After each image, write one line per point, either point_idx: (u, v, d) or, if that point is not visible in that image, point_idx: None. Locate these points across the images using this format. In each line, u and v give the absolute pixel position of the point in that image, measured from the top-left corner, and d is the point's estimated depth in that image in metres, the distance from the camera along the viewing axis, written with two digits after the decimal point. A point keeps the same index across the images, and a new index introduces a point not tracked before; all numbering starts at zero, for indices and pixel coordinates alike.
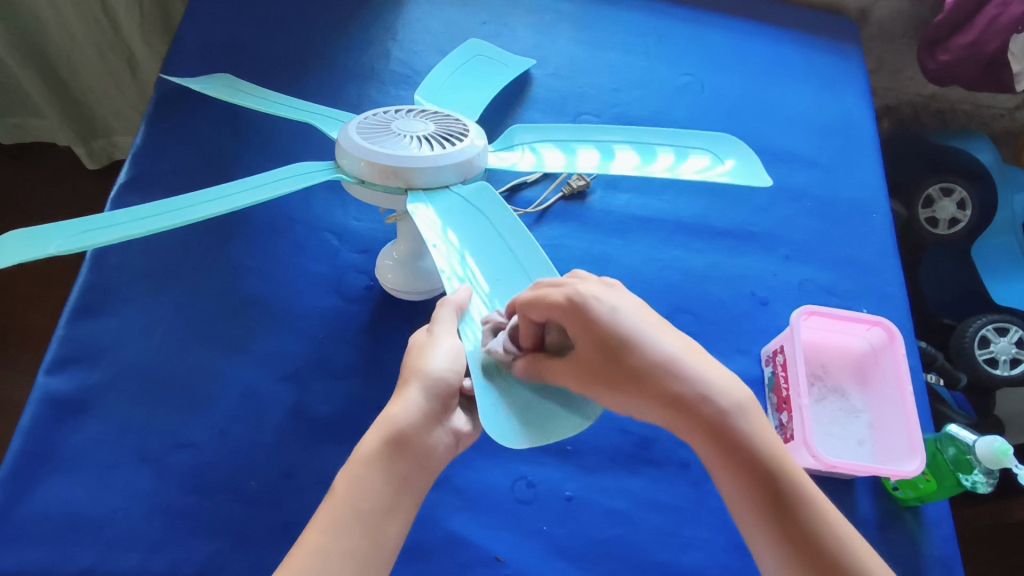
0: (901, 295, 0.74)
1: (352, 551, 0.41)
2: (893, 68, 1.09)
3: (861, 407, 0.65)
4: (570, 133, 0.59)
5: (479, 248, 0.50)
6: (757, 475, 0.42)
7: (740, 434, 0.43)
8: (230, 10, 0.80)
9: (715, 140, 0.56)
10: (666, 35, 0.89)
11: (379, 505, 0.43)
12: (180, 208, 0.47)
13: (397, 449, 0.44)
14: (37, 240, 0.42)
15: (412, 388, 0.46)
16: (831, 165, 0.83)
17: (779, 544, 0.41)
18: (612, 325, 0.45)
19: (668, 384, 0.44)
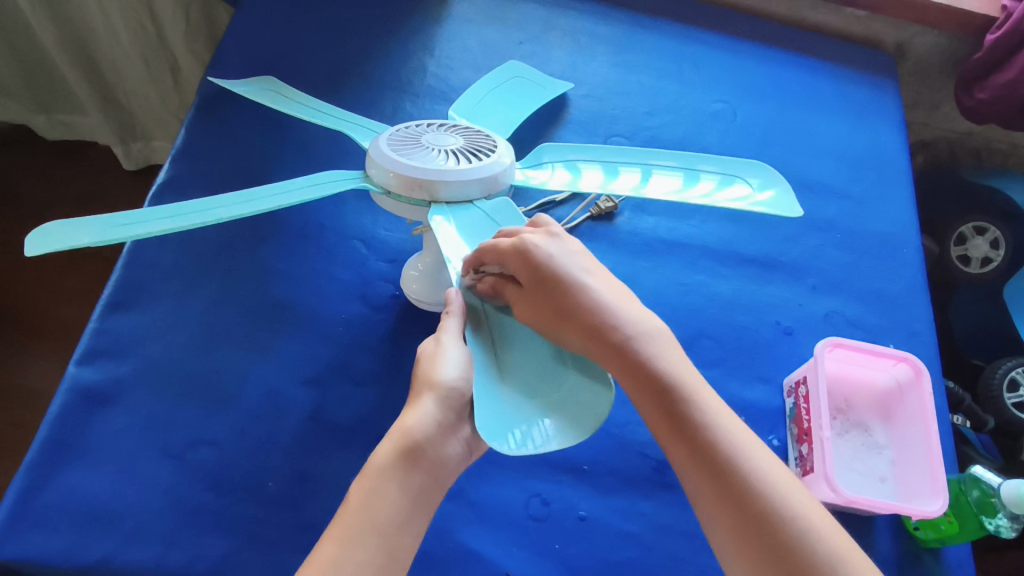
0: (929, 332, 0.73)
1: (368, 560, 0.42)
2: (929, 103, 1.09)
3: (885, 443, 0.64)
4: (606, 154, 0.60)
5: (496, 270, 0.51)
6: (667, 401, 0.45)
7: (643, 360, 0.46)
8: (273, 21, 0.82)
9: (749, 169, 0.57)
10: (700, 62, 0.90)
11: (394, 517, 0.43)
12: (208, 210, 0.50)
13: (412, 460, 0.45)
14: (70, 230, 0.45)
15: (426, 399, 0.46)
16: (861, 198, 0.82)
17: (691, 457, 0.44)
18: (549, 262, 0.49)
19: (591, 313, 0.47)
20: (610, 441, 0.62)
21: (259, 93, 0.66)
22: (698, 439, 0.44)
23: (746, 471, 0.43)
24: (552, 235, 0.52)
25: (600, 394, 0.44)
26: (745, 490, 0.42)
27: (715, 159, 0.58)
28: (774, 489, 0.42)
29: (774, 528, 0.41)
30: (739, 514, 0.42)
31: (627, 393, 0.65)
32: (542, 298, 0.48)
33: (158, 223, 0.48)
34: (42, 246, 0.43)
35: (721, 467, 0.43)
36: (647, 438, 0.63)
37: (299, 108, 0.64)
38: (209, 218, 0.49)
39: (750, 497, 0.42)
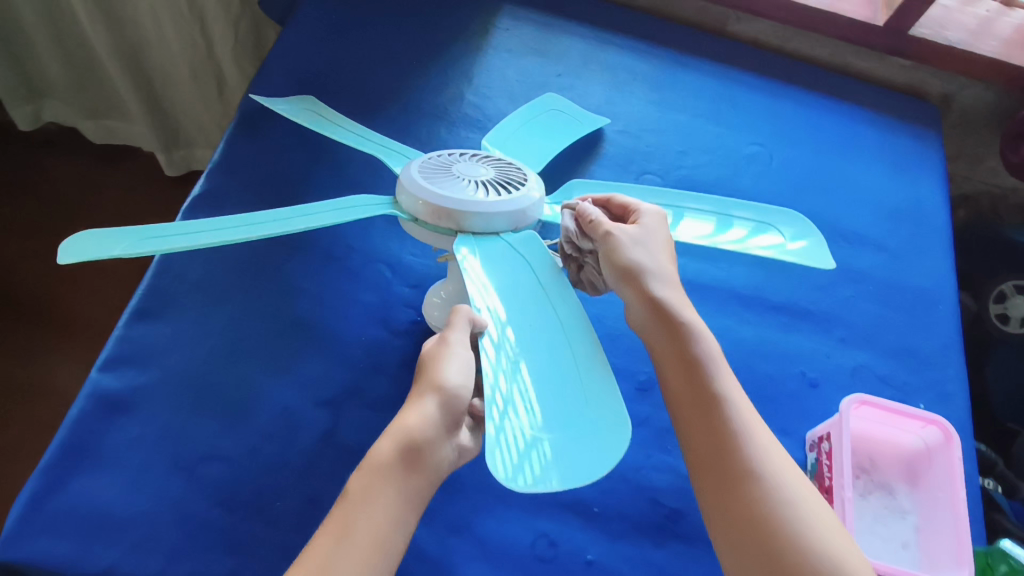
0: (961, 395, 0.71)
1: (361, 558, 0.41)
2: (973, 157, 1.06)
3: (909, 508, 0.62)
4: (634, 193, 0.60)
5: (521, 306, 0.50)
6: (690, 359, 0.49)
7: (680, 317, 0.50)
8: (316, 42, 0.83)
9: (780, 217, 0.57)
10: (739, 103, 0.89)
11: (389, 516, 0.42)
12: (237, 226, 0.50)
13: (409, 461, 0.44)
14: (103, 242, 0.46)
15: (428, 399, 0.45)
16: (898, 251, 0.80)
17: (694, 400, 0.48)
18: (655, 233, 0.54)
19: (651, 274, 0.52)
20: (623, 483, 0.61)
21: (298, 113, 0.66)
22: (710, 395, 0.48)
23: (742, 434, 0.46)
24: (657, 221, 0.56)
25: (614, 444, 0.42)
26: (726, 432, 0.46)
27: (746, 203, 0.58)
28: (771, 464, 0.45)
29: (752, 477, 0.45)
30: (712, 439, 0.46)
31: (644, 436, 0.64)
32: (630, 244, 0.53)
33: (187, 237, 0.48)
34: (76, 255, 0.44)
35: (711, 409, 0.47)
36: (661, 484, 0.61)
37: (336, 132, 0.65)
38: (238, 235, 0.49)
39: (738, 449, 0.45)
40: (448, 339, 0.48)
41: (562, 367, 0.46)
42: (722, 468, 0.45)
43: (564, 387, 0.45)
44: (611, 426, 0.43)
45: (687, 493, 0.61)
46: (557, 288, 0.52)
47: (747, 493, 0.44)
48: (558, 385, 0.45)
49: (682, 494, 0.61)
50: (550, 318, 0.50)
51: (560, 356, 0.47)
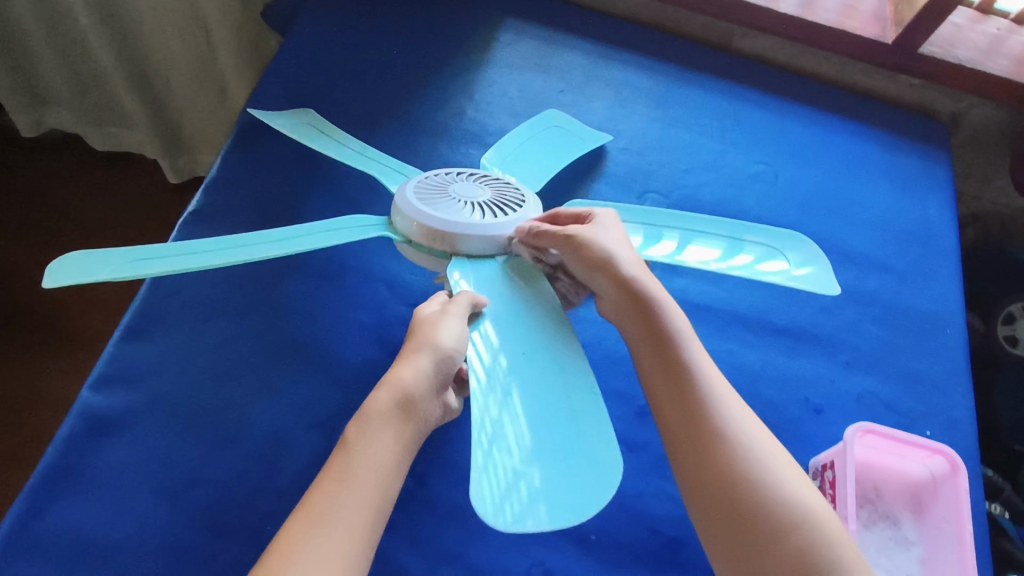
0: (968, 422, 0.70)
1: (363, 498, 0.41)
2: (982, 176, 1.05)
3: (914, 539, 0.60)
4: (645, 216, 0.60)
5: (514, 336, 0.51)
6: (658, 332, 0.50)
7: (645, 294, 0.52)
8: (316, 55, 0.82)
9: (788, 244, 0.58)
10: (743, 121, 0.88)
11: (387, 460, 0.43)
12: (226, 249, 0.50)
13: (405, 412, 0.45)
14: (93, 260, 0.45)
15: (423, 357, 0.47)
16: (905, 273, 0.79)
17: (664, 373, 0.49)
18: (610, 229, 0.56)
19: (617, 258, 0.53)
20: (621, 511, 0.59)
21: (296, 126, 0.67)
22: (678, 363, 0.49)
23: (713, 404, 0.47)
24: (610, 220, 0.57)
25: (603, 485, 0.42)
26: (695, 398, 0.48)
27: (754, 227, 0.59)
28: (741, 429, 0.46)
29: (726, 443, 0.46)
30: (684, 408, 0.47)
31: (643, 462, 0.62)
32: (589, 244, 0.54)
33: (176, 259, 0.48)
34: (63, 275, 0.44)
35: (679, 376, 0.48)
36: (660, 512, 0.60)
37: (336, 150, 0.65)
38: (227, 257, 0.49)
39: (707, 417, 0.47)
40: (451, 310, 0.50)
41: (555, 402, 0.46)
42: (693, 433, 0.46)
43: (557, 419, 0.45)
44: (601, 459, 0.43)
45: (686, 521, 0.60)
46: (551, 325, 0.52)
47: (717, 450, 0.45)
48: (552, 421, 0.45)
49: (681, 523, 0.60)
50: (544, 355, 0.50)
51: (551, 387, 0.47)
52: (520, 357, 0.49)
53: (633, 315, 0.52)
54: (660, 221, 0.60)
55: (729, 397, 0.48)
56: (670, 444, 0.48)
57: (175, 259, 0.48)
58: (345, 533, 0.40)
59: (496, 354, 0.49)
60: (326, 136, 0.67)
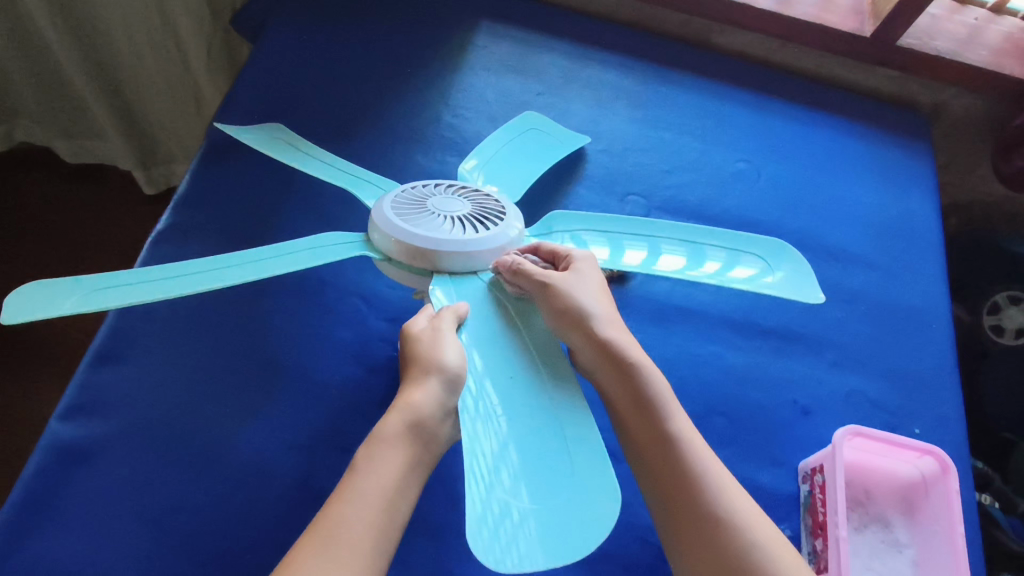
0: (958, 418, 0.69)
1: (379, 522, 0.41)
2: (964, 166, 1.04)
3: (906, 541, 0.60)
4: (609, 229, 0.60)
5: (500, 359, 0.49)
6: (639, 400, 0.49)
7: (623, 357, 0.50)
8: (287, 65, 0.80)
9: (754, 247, 0.57)
10: (724, 119, 0.87)
11: (401, 483, 0.43)
12: (197, 274, 0.48)
13: (419, 437, 0.45)
14: (54, 296, 0.43)
15: (433, 380, 0.46)
16: (890, 269, 0.78)
17: (649, 445, 0.48)
18: (584, 279, 0.54)
19: (593, 317, 0.52)
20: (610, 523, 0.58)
21: (265, 142, 0.64)
22: (663, 435, 0.48)
23: (700, 477, 0.46)
24: (590, 268, 0.55)
25: (599, 516, 0.41)
26: (684, 471, 0.46)
27: (720, 232, 0.58)
28: (732, 502, 0.45)
29: (717, 520, 0.44)
30: (673, 482, 0.46)
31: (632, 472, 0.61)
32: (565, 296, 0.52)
33: (144, 288, 0.46)
34: (23, 312, 0.42)
35: (665, 448, 0.47)
36: (650, 523, 0.59)
37: (309, 163, 0.63)
38: (199, 283, 0.48)
39: (695, 490, 0.46)
40: (443, 329, 0.49)
41: (544, 426, 0.46)
42: (684, 510, 0.45)
43: (547, 445, 0.44)
44: (594, 488, 0.42)
45: None
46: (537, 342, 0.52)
47: (711, 530, 0.44)
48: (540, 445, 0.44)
49: None
50: (530, 374, 0.49)
51: (538, 409, 0.47)
52: (506, 377, 0.48)
53: (614, 381, 0.50)
54: (624, 234, 0.59)
55: (718, 465, 0.47)
56: (665, 524, 0.46)
57: (142, 287, 0.46)
58: (355, 555, 0.39)
59: (480, 376, 0.48)
60: (297, 148, 0.65)
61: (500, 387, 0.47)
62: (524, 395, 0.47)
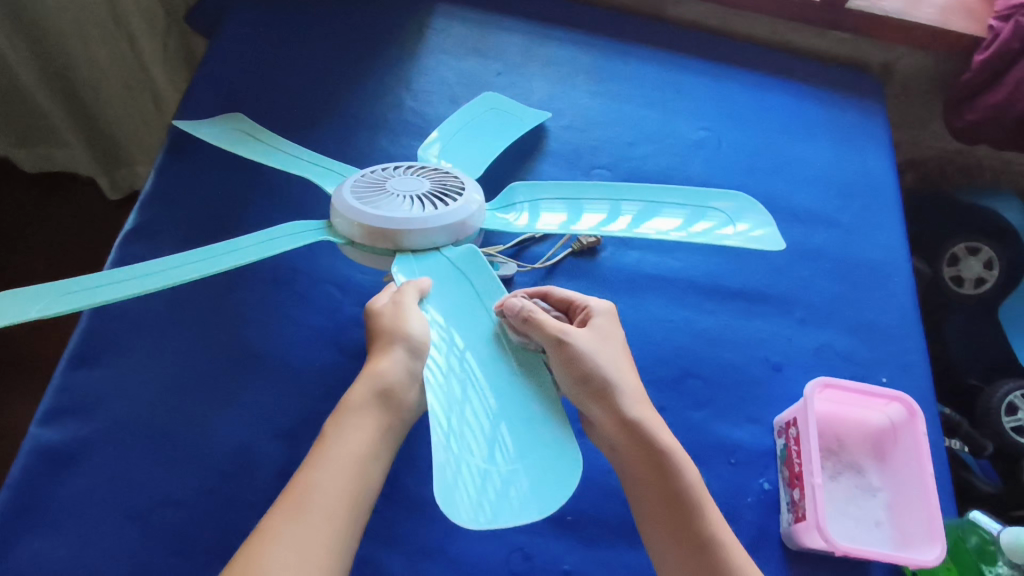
0: (921, 364, 0.72)
1: (349, 488, 0.43)
2: (918, 123, 1.07)
3: (879, 485, 0.62)
4: (608, 191, 0.60)
5: (467, 327, 0.50)
6: (673, 493, 0.50)
7: (657, 443, 0.50)
8: (244, 58, 0.80)
9: (749, 211, 0.58)
10: (683, 89, 0.88)
11: (369, 450, 0.46)
12: (165, 270, 0.48)
13: (386, 402, 0.47)
14: (22, 303, 0.43)
15: (396, 349, 0.48)
16: (850, 226, 0.80)
17: (679, 540, 0.49)
18: (602, 342, 0.53)
19: (625, 399, 0.51)
20: (595, 488, 0.60)
21: (222, 138, 0.65)
22: (699, 533, 0.49)
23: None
24: (604, 328, 0.54)
25: (562, 473, 0.43)
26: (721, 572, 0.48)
27: (720, 194, 0.59)
28: None
29: None
30: None
31: None
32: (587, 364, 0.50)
33: (113, 287, 0.46)
34: None
35: (702, 548, 0.48)
36: None
37: (268, 153, 0.64)
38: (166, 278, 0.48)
39: None
40: (405, 301, 0.50)
41: (508, 391, 0.47)
42: None
43: (515, 411, 0.46)
44: (557, 448, 0.44)
45: None
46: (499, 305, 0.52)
47: None
48: (504, 409, 0.46)
49: None
50: (494, 341, 0.50)
51: (502, 373, 0.48)
52: (469, 345, 0.49)
53: (644, 468, 0.50)
54: (625, 196, 0.59)
55: (749, 566, 0.49)
56: None
57: (110, 288, 0.46)
58: (326, 515, 0.42)
59: (447, 347, 0.49)
60: (255, 139, 0.65)
61: (467, 355, 0.48)
62: (489, 360, 0.48)
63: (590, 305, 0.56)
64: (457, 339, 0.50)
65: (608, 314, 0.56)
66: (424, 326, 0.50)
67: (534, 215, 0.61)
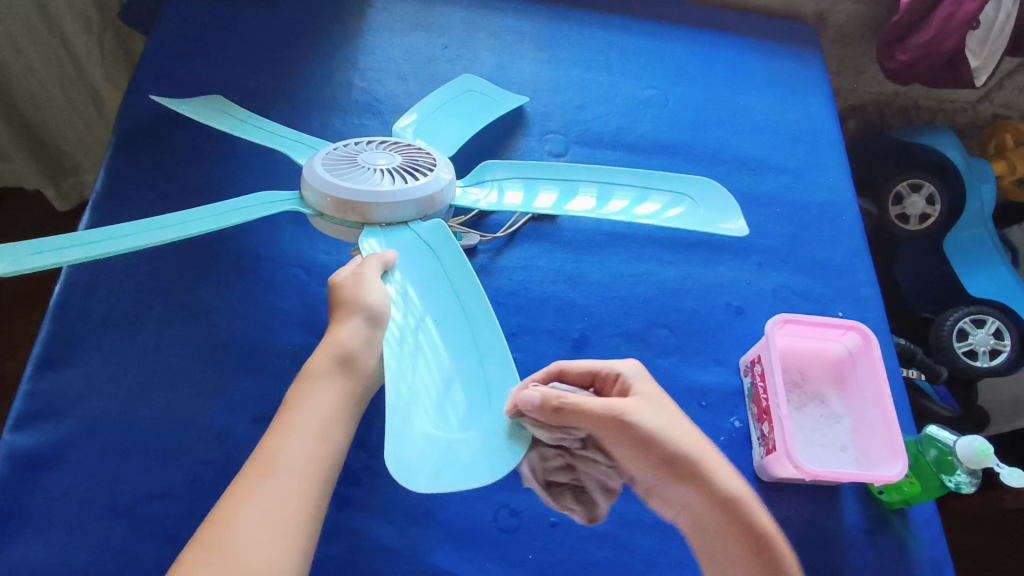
0: (874, 296, 0.75)
1: (313, 451, 0.44)
2: (855, 69, 1.10)
3: (842, 412, 0.65)
4: (566, 174, 0.61)
5: (422, 303, 0.51)
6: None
7: (753, 524, 0.50)
8: (185, 50, 0.79)
9: (705, 195, 0.59)
10: (627, 49, 0.89)
11: (333, 414, 0.46)
12: (126, 235, 0.48)
13: (348, 368, 0.48)
14: None
15: (357, 317, 0.49)
16: (798, 170, 0.83)
17: None
18: (663, 415, 0.52)
19: (718, 479, 0.51)
20: None
21: (201, 112, 0.65)
22: None
23: None
24: (652, 399, 0.53)
25: (509, 442, 0.43)
26: None
27: (682, 179, 0.60)
28: None
29: None
30: None
31: None
32: (658, 446, 0.50)
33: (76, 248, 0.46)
34: None
35: None
36: None
37: (241, 129, 0.64)
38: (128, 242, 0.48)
39: None
40: (365, 272, 0.51)
41: (469, 369, 0.47)
42: None
43: (469, 386, 0.46)
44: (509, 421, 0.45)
45: None
46: (465, 281, 0.53)
47: None
48: (457, 380, 0.46)
49: None
50: (458, 316, 0.51)
51: (462, 346, 0.48)
52: (431, 321, 0.50)
53: (742, 554, 0.49)
54: (582, 177, 0.61)
55: None
56: None
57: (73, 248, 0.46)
58: (294, 479, 0.43)
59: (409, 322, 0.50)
60: (231, 116, 0.66)
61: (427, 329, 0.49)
62: (451, 336, 0.49)
63: (619, 371, 0.55)
64: (415, 315, 0.50)
65: (646, 379, 0.55)
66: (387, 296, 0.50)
67: (500, 193, 0.61)
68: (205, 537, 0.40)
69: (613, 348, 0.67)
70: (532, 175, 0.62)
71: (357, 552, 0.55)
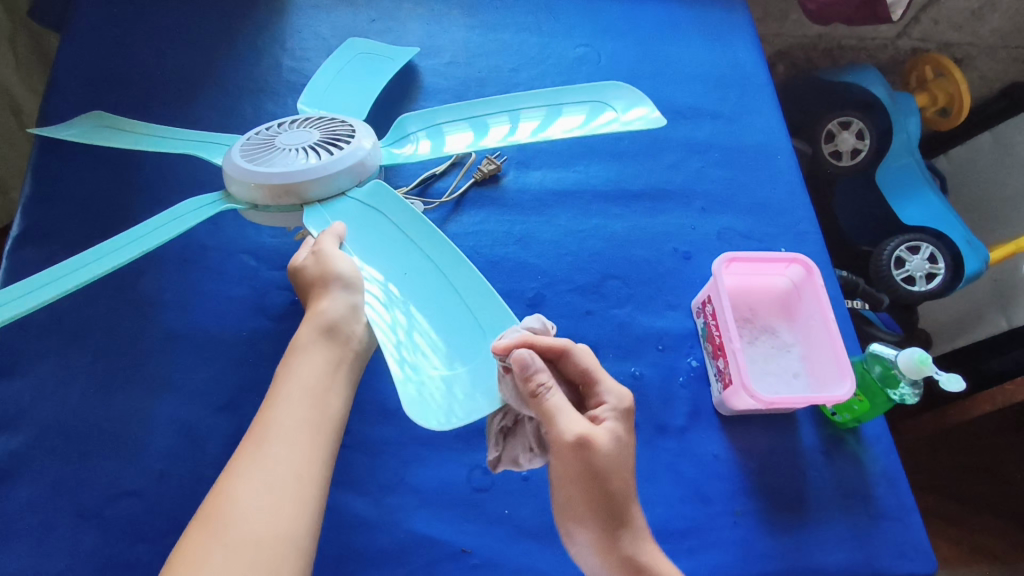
0: (813, 231, 0.78)
1: (306, 417, 0.45)
2: (778, 14, 1.13)
3: (793, 341, 0.67)
4: (507, 103, 0.59)
5: (389, 255, 0.52)
6: None
7: None
8: (104, 44, 0.76)
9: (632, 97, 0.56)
10: (555, 8, 0.89)
11: (323, 381, 0.47)
12: (71, 271, 0.47)
13: (332, 337, 0.49)
14: None
15: (336, 290, 0.50)
16: (732, 115, 0.85)
17: None
18: (622, 453, 0.49)
19: (635, 541, 0.48)
20: None
21: (85, 134, 0.62)
22: None
23: None
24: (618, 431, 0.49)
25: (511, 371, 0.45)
26: None
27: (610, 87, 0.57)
28: None
29: None
30: None
31: None
32: (590, 489, 0.47)
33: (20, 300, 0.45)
34: None
35: None
36: None
37: (141, 141, 0.61)
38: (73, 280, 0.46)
39: None
40: (323, 247, 0.51)
41: (452, 303, 0.48)
42: None
43: (456, 315, 0.47)
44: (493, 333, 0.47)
45: None
46: (416, 223, 0.53)
47: None
48: (445, 318, 0.47)
49: None
50: (421, 261, 0.51)
51: (435, 286, 0.49)
52: (399, 273, 0.51)
53: None
54: (525, 104, 0.58)
55: None
56: None
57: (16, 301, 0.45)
58: (290, 444, 0.43)
59: (379, 280, 0.50)
60: (125, 131, 0.63)
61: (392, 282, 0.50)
62: (419, 281, 0.50)
63: (607, 395, 0.51)
64: (381, 274, 0.51)
65: (631, 410, 0.51)
66: (350, 263, 0.51)
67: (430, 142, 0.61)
68: (206, 514, 0.40)
69: (568, 303, 0.68)
70: (471, 115, 0.60)
71: (335, 527, 0.55)
